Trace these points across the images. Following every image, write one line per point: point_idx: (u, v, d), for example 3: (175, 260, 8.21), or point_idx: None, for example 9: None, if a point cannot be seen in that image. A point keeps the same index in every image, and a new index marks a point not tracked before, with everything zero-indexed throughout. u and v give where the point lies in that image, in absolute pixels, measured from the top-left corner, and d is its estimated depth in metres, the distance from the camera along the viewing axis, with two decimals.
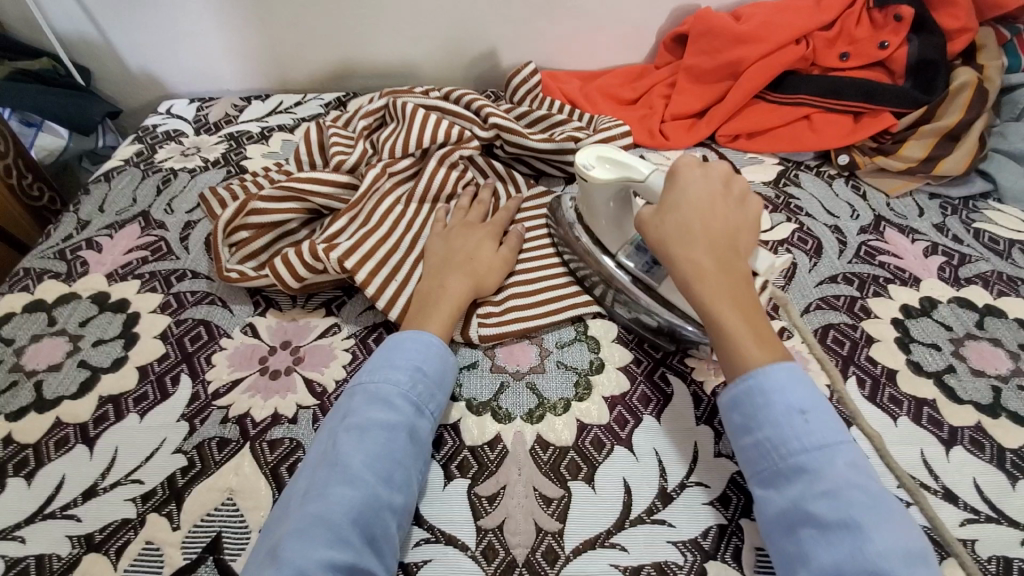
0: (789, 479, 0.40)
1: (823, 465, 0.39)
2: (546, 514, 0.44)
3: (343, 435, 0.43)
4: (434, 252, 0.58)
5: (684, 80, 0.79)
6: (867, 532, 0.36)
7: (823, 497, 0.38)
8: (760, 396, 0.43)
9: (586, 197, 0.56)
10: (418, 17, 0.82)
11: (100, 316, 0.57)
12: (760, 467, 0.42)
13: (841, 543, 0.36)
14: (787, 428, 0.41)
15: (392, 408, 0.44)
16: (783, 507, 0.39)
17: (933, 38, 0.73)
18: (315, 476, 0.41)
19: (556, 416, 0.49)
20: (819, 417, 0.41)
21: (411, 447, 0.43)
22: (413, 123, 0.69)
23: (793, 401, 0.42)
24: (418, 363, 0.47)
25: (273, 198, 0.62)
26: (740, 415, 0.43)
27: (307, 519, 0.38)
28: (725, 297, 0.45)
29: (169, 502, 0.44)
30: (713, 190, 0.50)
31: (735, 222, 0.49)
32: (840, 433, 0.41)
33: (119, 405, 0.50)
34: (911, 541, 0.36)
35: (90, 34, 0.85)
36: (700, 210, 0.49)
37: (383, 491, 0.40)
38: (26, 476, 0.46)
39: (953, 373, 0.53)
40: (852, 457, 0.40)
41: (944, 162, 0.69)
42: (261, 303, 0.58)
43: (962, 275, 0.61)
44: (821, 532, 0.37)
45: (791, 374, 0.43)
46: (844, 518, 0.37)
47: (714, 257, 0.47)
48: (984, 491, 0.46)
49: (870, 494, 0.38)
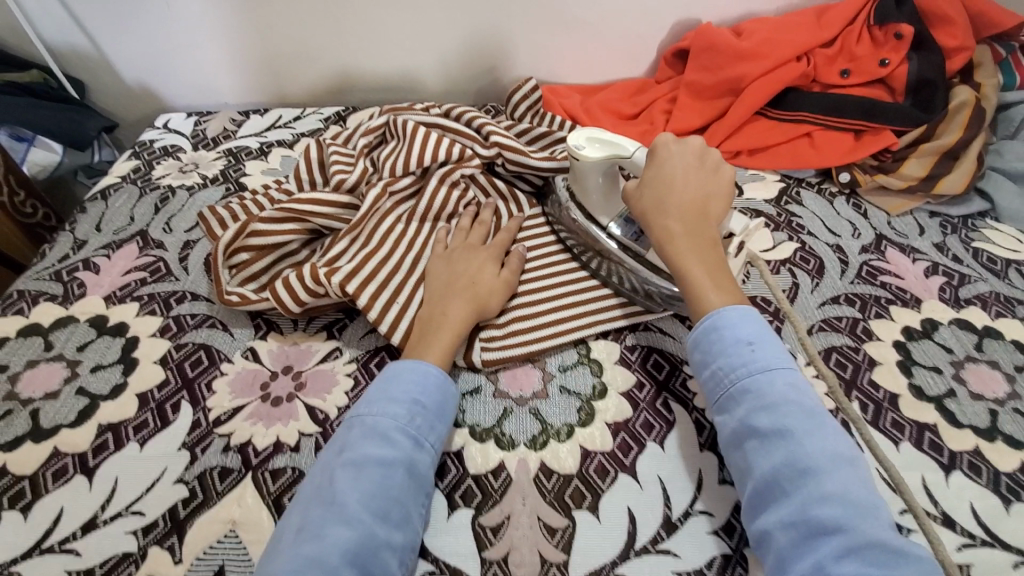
0: (737, 400, 0.44)
1: (764, 385, 0.43)
2: (551, 545, 0.44)
3: (340, 471, 0.42)
4: (436, 274, 0.58)
5: (684, 95, 0.79)
6: (799, 439, 0.40)
7: (763, 412, 0.42)
8: (715, 332, 0.47)
9: (578, 177, 0.60)
10: (418, 32, 0.82)
11: (98, 340, 0.56)
12: (714, 394, 0.45)
13: (779, 452, 0.40)
14: (736, 356, 0.45)
15: (390, 444, 0.44)
16: (733, 427, 0.43)
17: (932, 56, 0.73)
18: (309, 515, 0.40)
19: (560, 443, 0.49)
20: (765, 347, 0.45)
21: (410, 482, 0.43)
22: (415, 141, 0.68)
23: (743, 335, 0.46)
24: (416, 396, 0.47)
25: (273, 219, 0.62)
26: (699, 350, 0.47)
27: (300, 560, 0.37)
28: (689, 252, 0.50)
29: (170, 535, 0.43)
30: (689, 161, 0.55)
31: (706, 188, 0.53)
32: (784, 358, 0.45)
33: (119, 433, 0.49)
34: (840, 446, 0.40)
35: (86, 47, 0.84)
36: (673, 177, 0.53)
37: (381, 530, 0.40)
38: (23, 509, 0.45)
39: (953, 397, 0.53)
40: (793, 380, 0.44)
41: (943, 181, 0.70)
42: (261, 327, 0.58)
43: (962, 296, 0.61)
44: (762, 444, 0.41)
45: (747, 315, 0.47)
46: (780, 428, 0.41)
47: (682, 219, 0.52)
48: (985, 518, 0.46)
49: (805, 407, 0.42)
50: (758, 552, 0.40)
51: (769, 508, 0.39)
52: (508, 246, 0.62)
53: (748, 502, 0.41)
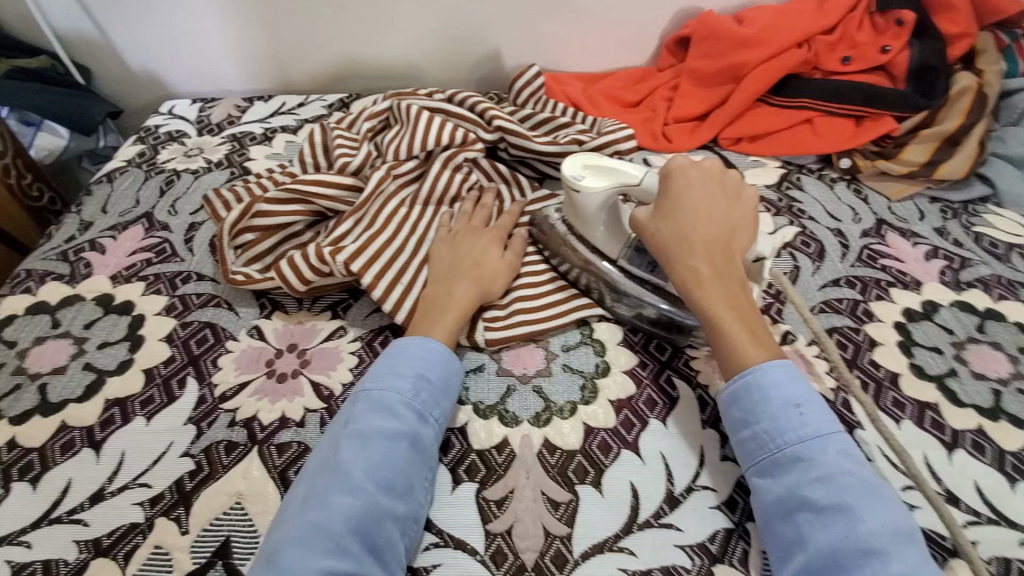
0: (786, 467, 0.41)
1: (818, 454, 0.41)
2: (555, 518, 0.44)
3: (346, 441, 0.43)
4: (440, 256, 0.58)
5: (687, 83, 0.79)
6: (860, 515, 0.38)
7: (817, 483, 0.39)
8: (757, 391, 0.44)
9: (578, 209, 0.55)
10: (422, 18, 0.82)
11: (105, 319, 0.57)
12: (756, 458, 0.43)
13: (836, 527, 0.38)
14: (784, 420, 0.43)
15: (395, 417, 0.44)
16: (781, 494, 0.41)
17: (934, 44, 0.73)
18: (315, 483, 0.41)
19: (563, 420, 0.50)
20: (813, 408, 0.43)
21: (414, 456, 0.43)
22: (418, 125, 0.68)
23: (790, 396, 0.43)
24: (421, 371, 0.47)
25: (278, 200, 0.62)
26: (738, 409, 0.45)
27: (306, 527, 0.38)
28: (723, 299, 0.47)
29: (178, 506, 0.44)
30: (709, 193, 0.52)
31: (731, 223, 0.50)
32: (834, 423, 0.43)
33: (126, 408, 0.50)
34: (898, 518, 0.38)
35: (90, 33, 0.84)
36: (699, 215, 0.50)
37: (384, 500, 0.41)
38: (31, 480, 0.46)
39: (955, 377, 0.53)
40: (845, 446, 0.42)
41: (945, 166, 0.70)
42: (266, 306, 0.58)
43: (963, 279, 0.62)
44: (818, 518, 0.38)
45: (787, 372, 0.45)
46: (839, 502, 0.38)
47: (712, 263, 0.49)
48: (985, 493, 0.47)
49: (861, 479, 0.39)
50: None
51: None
52: (511, 229, 0.63)
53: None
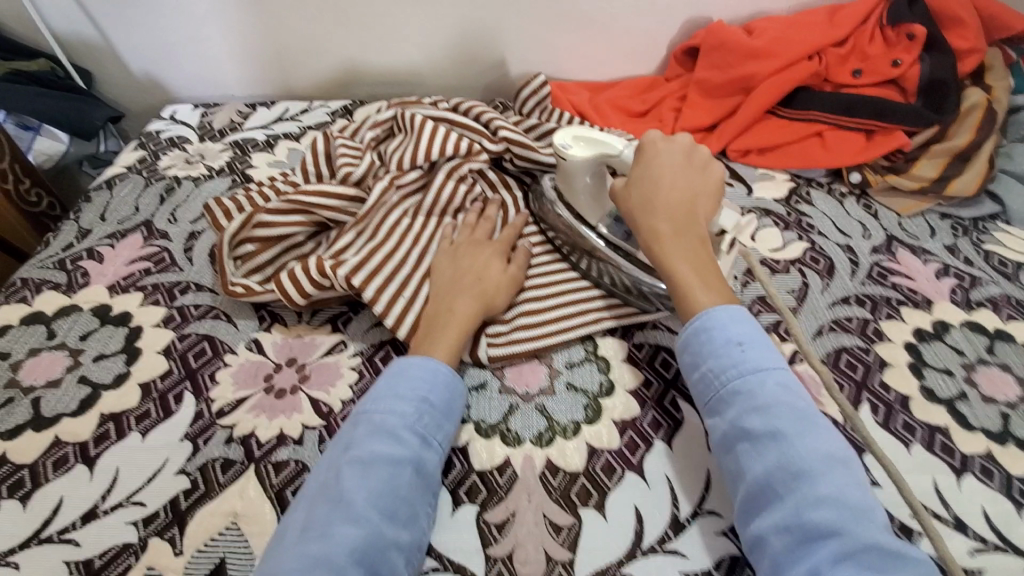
0: (727, 401, 0.43)
1: (755, 386, 0.43)
2: (557, 543, 0.43)
3: (347, 468, 0.41)
4: (442, 270, 0.57)
5: (694, 94, 0.78)
6: (791, 441, 0.40)
7: (753, 413, 0.41)
8: (705, 333, 0.46)
9: (566, 177, 0.58)
10: (427, 26, 0.81)
11: (101, 329, 0.56)
12: (704, 395, 0.45)
13: (770, 454, 0.40)
14: (726, 357, 0.45)
15: (398, 442, 0.43)
16: (725, 429, 0.43)
17: (944, 58, 0.72)
18: (315, 512, 0.40)
19: (566, 440, 0.49)
20: (754, 346, 0.45)
21: (417, 482, 0.42)
22: (422, 134, 0.68)
23: (734, 336, 0.45)
24: (424, 394, 0.46)
25: (279, 211, 0.61)
26: (689, 352, 0.47)
27: (306, 560, 0.37)
28: (675, 250, 0.50)
29: (171, 526, 0.43)
30: (673, 158, 0.54)
31: (693, 186, 0.53)
32: (774, 358, 0.45)
33: (121, 423, 0.49)
34: (830, 442, 0.40)
35: (92, 36, 0.84)
36: (662, 178, 0.53)
37: (388, 530, 0.39)
38: (21, 498, 0.45)
39: (965, 400, 0.52)
40: (784, 380, 0.43)
41: (954, 183, 0.69)
42: (266, 318, 0.57)
43: (973, 298, 0.61)
44: (754, 447, 0.41)
45: (737, 317, 0.46)
46: (772, 431, 0.40)
47: (672, 219, 0.51)
48: (995, 521, 0.45)
49: (795, 408, 0.42)
50: (749, 555, 0.40)
51: (762, 512, 0.39)
52: (514, 242, 0.62)
53: (739, 505, 0.41)
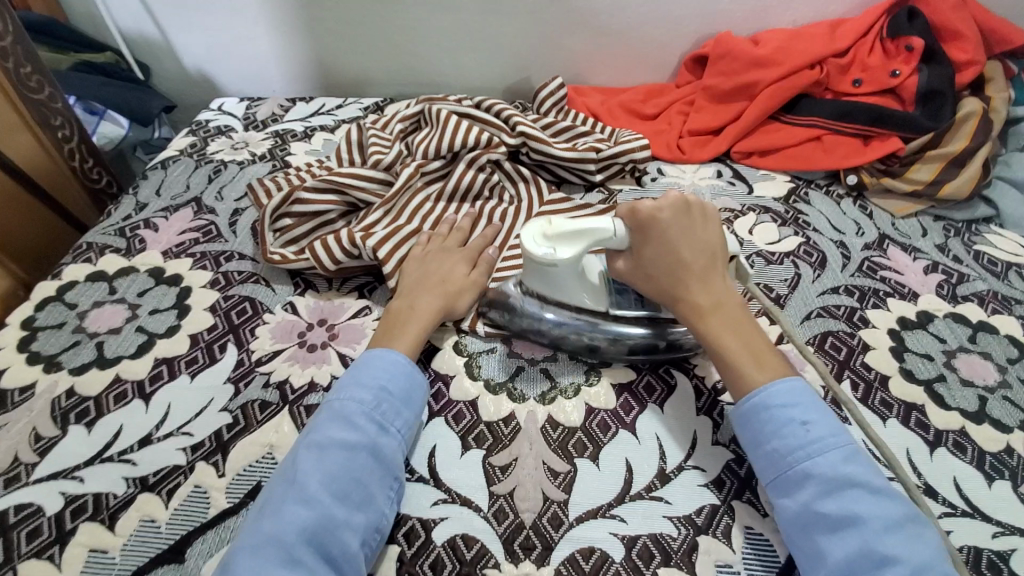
0: (799, 483, 0.43)
1: (826, 467, 0.42)
2: (553, 485, 0.48)
3: (303, 453, 0.44)
4: (409, 272, 0.60)
5: (702, 99, 0.84)
6: (869, 522, 0.39)
7: (827, 495, 0.41)
8: (764, 412, 0.45)
9: (549, 278, 0.53)
10: (456, 31, 0.88)
11: (155, 288, 0.63)
12: (771, 476, 0.44)
13: (850, 539, 0.39)
14: (791, 438, 0.44)
15: (354, 428, 0.46)
16: (798, 510, 0.42)
17: (942, 68, 0.75)
18: (273, 492, 0.43)
19: (566, 399, 0.54)
20: (819, 422, 0.44)
21: (373, 467, 0.45)
22: (446, 127, 0.74)
23: (794, 414, 0.44)
24: (382, 383, 0.49)
25: (316, 189, 0.68)
26: (749, 431, 0.46)
27: (260, 537, 0.40)
28: (723, 327, 0.49)
29: (216, 452, 0.49)
30: (682, 228, 0.51)
31: (716, 248, 0.52)
32: (840, 431, 0.44)
33: (173, 366, 0.55)
34: (901, 514, 0.40)
35: (153, 34, 0.93)
36: (687, 245, 0.50)
37: (340, 510, 0.42)
38: (87, 424, 0.51)
39: (943, 381, 0.56)
40: (853, 455, 0.43)
41: (948, 186, 0.72)
42: (300, 284, 0.64)
43: (960, 293, 0.64)
44: (832, 531, 0.40)
45: (792, 390, 0.46)
46: (849, 514, 0.40)
47: (709, 294, 0.50)
48: (963, 489, 0.49)
49: (868, 485, 0.41)
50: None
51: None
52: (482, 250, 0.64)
53: None
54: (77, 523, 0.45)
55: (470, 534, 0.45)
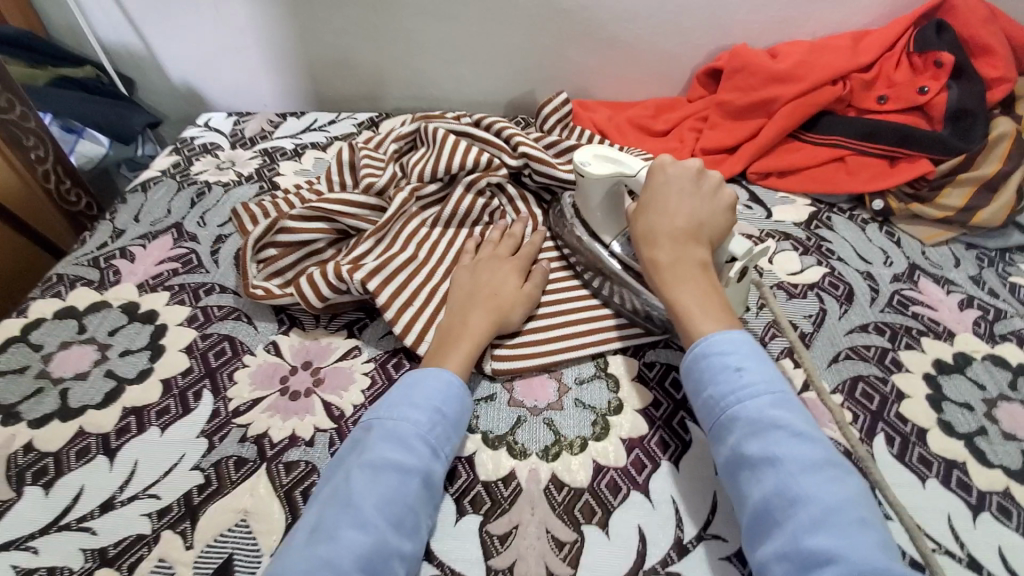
0: (728, 427, 0.42)
1: (754, 410, 0.41)
2: (558, 558, 0.43)
3: (356, 473, 0.42)
4: (461, 285, 0.58)
5: (716, 115, 0.79)
6: (787, 463, 0.39)
7: (752, 437, 0.40)
8: (704, 360, 0.45)
9: (584, 194, 0.59)
10: (454, 44, 0.84)
11: (129, 326, 0.58)
12: (707, 423, 0.44)
13: (768, 478, 0.39)
14: (725, 384, 0.43)
15: (409, 450, 0.43)
16: (726, 455, 0.42)
17: (974, 86, 0.70)
18: (325, 516, 0.40)
19: (572, 455, 0.49)
20: (755, 371, 0.43)
21: (424, 493, 0.43)
22: (444, 148, 0.69)
23: (729, 360, 0.44)
24: (437, 405, 0.46)
25: (303, 217, 0.64)
26: (691, 380, 0.46)
27: (313, 561, 0.37)
28: (677, 281, 0.49)
29: (184, 520, 0.44)
30: (676, 188, 0.53)
31: (699, 213, 0.52)
32: (775, 378, 0.43)
33: (142, 417, 0.50)
34: (824, 458, 0.39)
35: (137, 46, 0.89)
36: (669, 204, 0.52)
37: (394, 538, 0.40)
38: (44, 485, 0.46)
39: (986, 436, 0.51)
40: (784, 400, 0.42)
41: (982, 213, 0.67)
42: (285, 322, 0.59)
43: (998, 331, 0.59)
44: (753, 472, 0.40)
45: (736, 341, 0.45)
46: (769, 455, 0.39)
47: (673, 250, 0.51)
48: (1014, 563, 0.44)
49: (793, 429, 0.40)
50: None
51: (764, 539, 0.37)
52: (533, 261, 0.62)
53: (744, 533, 0.40)
54: None
55: None
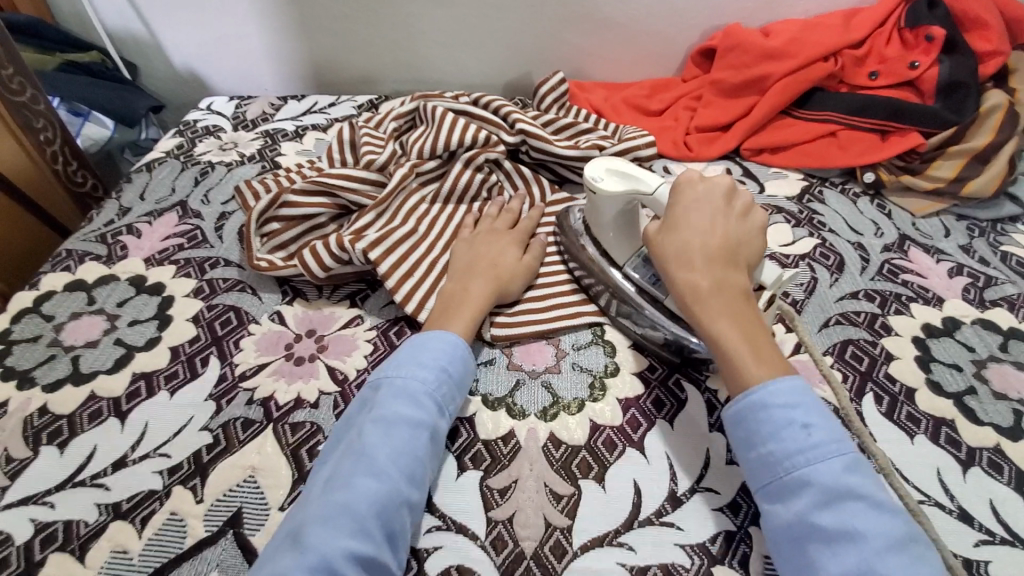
0: (794, 491, 0.39)
1: (825, 474, 0.39)
2: (556, 510, 0.45)
3: (368, 426, 0.43)
4: (460, 256, 0.59)
5: (710, 93, 0.80)
6: (869, 539, 0.36)
7: (826, 508, 0.38)
8: (762, 412, 0.42)
9: (596, 209, 0.56)
10: (451, 26, 0.85)
11: (136, 298, 0.59)
12: (764, 482, 0.41)
13: (848, 556, 0.36)
14: (789, 441, 0.41)
15: (418, 406, 0.45)
16: (791, 520, 0.39)
17: (965, 60, 0.70)
18: (340, 466, 0.41)
19: (570, 415, 0.50)
20: (822, 430, 0.41)
21: (432, 447, 0.44)
22: (443, 125, 0.70)
23: (796, 416, 0.41)
24: (443, 364, 0.48)
25: (305, 192, 0.65)
26: (744, 433, 0.43)
27: (330, 507, 0.39)
28: (723, 315, 0.46)
29: (194, 476, 0.46)
30: (710, 212, 0.50)
31: (736, 235, 0.49)
32: (841, 437, 0.41)
33: (151, 382, 0.52)
34: (903, 532, 0.37)
35: (139, 30, 0.90)
36: (706, 226, 0.49)
37: (405, 488, 0.41)
38: (59, 445, 0.48)
39: (974, 395, 0.52)
40: (854, 464, 0.40)
41: (972, 184, 0.68)
42: (289, 293, 0.60)
43: (988, 297, 0.60)
44: (829, 547, 0.37)
45: (796, 390, 0.42)
46: (847, 529, 0.37)
47: (716, 280, 0.47)
48: (999, 512, 0.45)
49: (872, 500, 0.38)
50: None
51: None
52: (530, 234, 0.63)
53: None
54: (46, 553, 0.42)
55: (465, 565, 0.42)
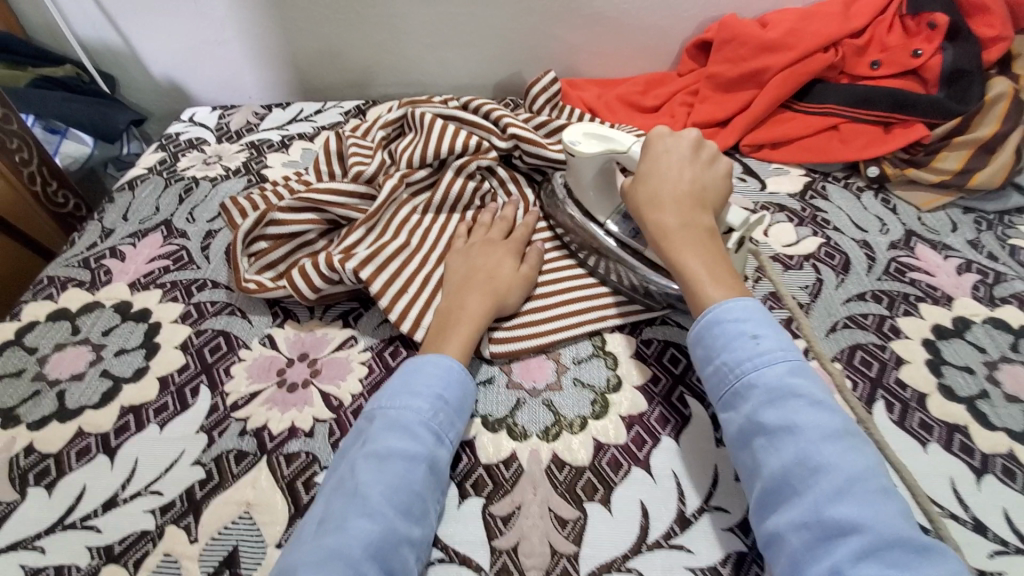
0: (744, 396, 0.42)
1: (771, 377, 0.41)
2: (562, 537, 0.43)
3: (361, 462, 0.42)
4: (456, 270, 0.57)
5: (706, 88, 0.77)
6: (808, 432, 0.38)
7: (769, 406, 0.40)
8: (717, 327, 0.45)
9: (575, 171, 0.58)
10: (437, 27, 0.82)
11: (123, 325, 0.58)
12: (719, 391, 0.44)
13: (787, 448, 0.38)
14: (739, 350, 0.43)
15: (413, 437, 0.43)
16: (740, 423, 0.41)
17: (969, 47, 0.68)
18: (332, 506, 0.40)
19: (572, 435, 0.49)
20: (770, 338, 0.43)
21: (430, 478, 0.43)
22: (432, 132, 0.68)
23: (746, 328, 0.44)
24: (439, 391, 0.46)
25: (292, 209, 0.63)
26: (702, 348, 0.46)
27: (322, 551, 0.37)
28: (686, 247, 0.49)
29: (187, 514, 0.44)
30: (678, 157, 0.53)
31: (704, 179, 0.52)
32: (790, 347, 0.43)
33: (140, 415, 0.50)
34: (844, 428, 0.39)
35: (115, 42, 0.87)
36: (672, 170, 0.52)
37: (402, 525, 0.40)
38: (47, 486, 0.46)
39: (986, 399, 0.51)
40: (800, 369, 0.42)
41: (979, 175, 0.66)
42: (279, 314, 0.58)
43: (997, 294, 0.59)
44: (771, 441, 0.39)
45: (749, 308, 0.45)
46: (788, 424, 0.39)
47: (679, 214, 0.50)
48: (1016, 522, 0.44)
49: (811, 397, 0.40)
50: (765, 552, 0.38)
51: (781, 508, 0.37)
52: (526, 243, 0.61)
53: (756, 503, 0.39)
54: None
55: None
